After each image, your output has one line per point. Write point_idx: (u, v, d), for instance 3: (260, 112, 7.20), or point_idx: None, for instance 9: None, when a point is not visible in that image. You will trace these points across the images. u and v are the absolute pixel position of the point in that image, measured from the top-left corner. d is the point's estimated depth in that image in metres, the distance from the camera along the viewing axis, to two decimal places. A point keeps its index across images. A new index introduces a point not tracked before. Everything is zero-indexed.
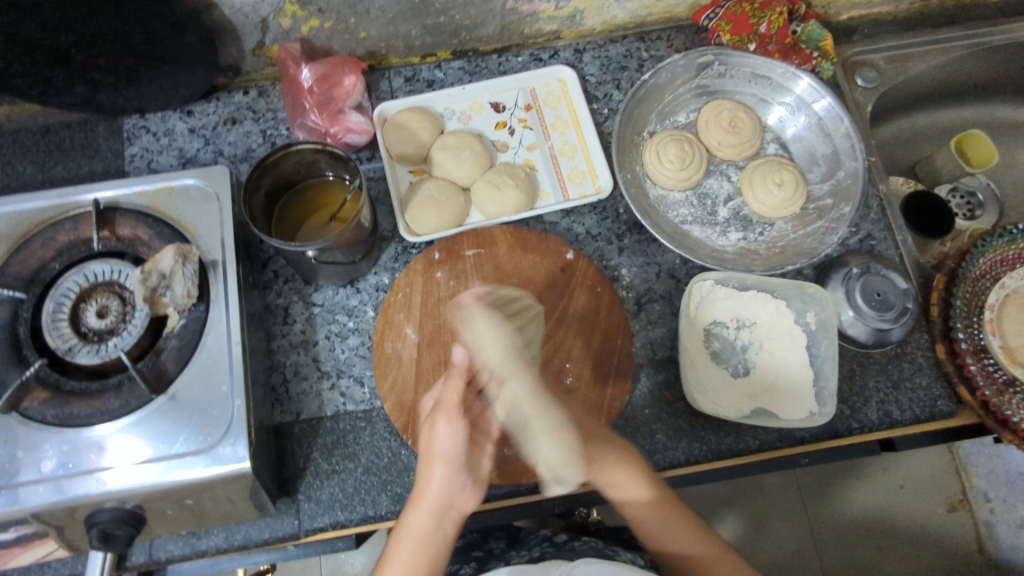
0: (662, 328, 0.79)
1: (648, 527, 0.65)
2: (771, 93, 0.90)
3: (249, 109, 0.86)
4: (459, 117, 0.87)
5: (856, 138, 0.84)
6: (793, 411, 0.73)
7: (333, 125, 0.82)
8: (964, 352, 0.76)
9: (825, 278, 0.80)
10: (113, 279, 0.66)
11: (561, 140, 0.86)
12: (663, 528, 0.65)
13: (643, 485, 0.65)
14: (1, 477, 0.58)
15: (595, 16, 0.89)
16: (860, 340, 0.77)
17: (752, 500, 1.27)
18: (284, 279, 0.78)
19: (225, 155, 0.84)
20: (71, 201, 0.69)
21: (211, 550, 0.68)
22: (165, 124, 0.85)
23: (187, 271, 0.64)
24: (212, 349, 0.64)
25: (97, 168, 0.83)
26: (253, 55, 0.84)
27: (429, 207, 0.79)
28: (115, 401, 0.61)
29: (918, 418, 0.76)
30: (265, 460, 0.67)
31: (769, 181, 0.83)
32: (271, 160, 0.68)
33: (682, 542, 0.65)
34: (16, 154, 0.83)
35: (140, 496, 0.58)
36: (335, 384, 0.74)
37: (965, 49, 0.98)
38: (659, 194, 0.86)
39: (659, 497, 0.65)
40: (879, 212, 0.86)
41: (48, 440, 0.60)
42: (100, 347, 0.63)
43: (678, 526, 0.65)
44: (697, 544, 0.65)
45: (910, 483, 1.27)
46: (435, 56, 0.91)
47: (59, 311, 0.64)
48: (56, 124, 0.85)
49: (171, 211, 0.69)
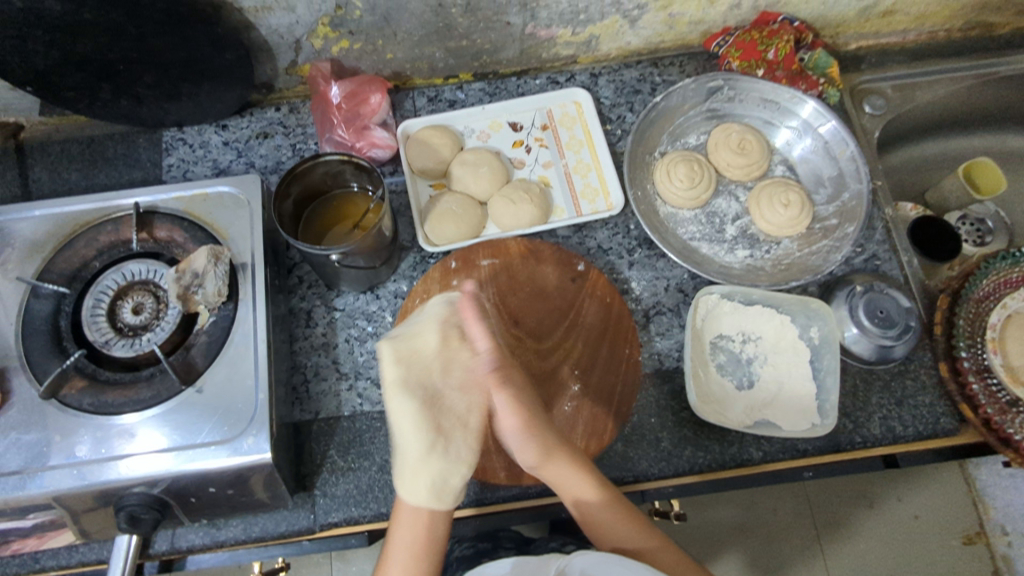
0: (671, 340, 0.81)
1: (597, 527, 0.66)
2: (779, 117, 0.93)
3: (280, 124, 0.91)
4: (478, 135, 0.91)
5: (861, 161, 0.87)
6: (797, 423, 0.75)
7: (359, 140, 0.86)
8: (967, 371, 0.79)
9: (830, 295, 0.82)
10: (149, 278, 0.70)
11: (575, 159, 0.90)
12: (613, 526, 0.66)
13: (588, 485, 0.66)
14: (37, 459, 0.62)
15: (610, 42, 0.93)
16: (863, 356, 0.79)
17: (764, 526, 1.26)
18: (308, 284, 0.82)
19: (256, 166, 0.88)
20: (114, 204, 0.74)
21: (229, 541, 0.71)
22: (200, 136, 0.90)
23: (220, 271, 0.68)
24: (239, 345, 0.67)
25: (136, 176, 0.88)
26: (286, 73, 0.89)
27: (446, 219, 0.83)
28: (147, 391, 0.65)
29: (921, 434, 0.77)
30: (284, 453, 0.70)
31: (776, 202, 0.86)
32: (300, 169, 0.72)
33: (625, 538, 0.66)
34: (63, 162, 0.88)
35: (164, 482, 0.61)
36: (353, 385, 0.78)
37: (972, 79, 1.01)
38: (669, 212, 0.89)
39: (606, 494, 0.67)
40: (884, 234, 0.88)
41: (83, 427, 0.63)
42: (135, 341, 0.67)
43: (618, 521, 0.66)
44: (635, 541, 0.66)
45: (924, 513, 1.25)
46: (457, 77, 0.96)
47: (98, 306, 0.69)
48: (100, 136, 0.90)
49: (205, 216, 0.73)
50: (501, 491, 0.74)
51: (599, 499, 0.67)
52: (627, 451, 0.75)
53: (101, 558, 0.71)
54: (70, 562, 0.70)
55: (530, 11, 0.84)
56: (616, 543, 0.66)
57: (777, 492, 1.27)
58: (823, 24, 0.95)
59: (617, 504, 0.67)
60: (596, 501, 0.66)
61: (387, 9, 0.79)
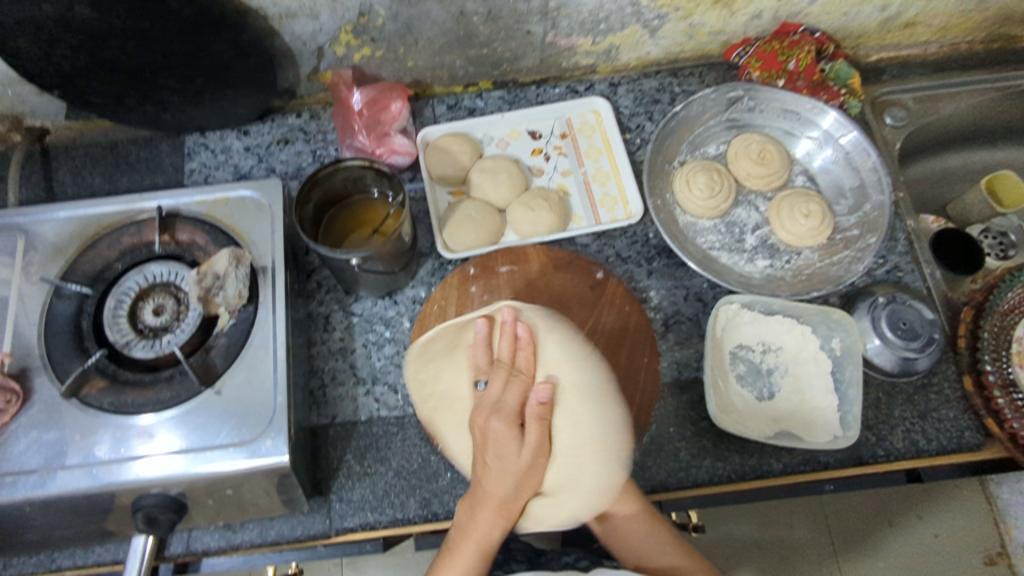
0: (689, 349, 0.80)
1: (631, 545, 0.68)
2: (799, 127, 0.93)
3: (301, 131, 0.92)
4: (498, 143, 0.91)
5: (883, 171, 0.86)
6: (818, 435, 0.74)
7: (379, 146, 0.87)
8: (993, 386, 0.77)
9: (852, 306, 0.81)
10: (171, 280, 0.71)
11: (594, 167, 0.90)
12: (644, 546, 0.67)
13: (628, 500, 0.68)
14: (56, 459, 0.62)
15: (630, 52, 0.94)
16: (886, 369, 0.77)
17: (780, 542, 1.23)
18: (327, 289, 0.82)
19: (277, 172, 0.89)
20: (138, 207, 0.74)
21: (245, 544, 0.71)
22: (222, 142, 0.91)
23: (240, 274, 0.68)
24: (258, 347, 0.67)
25: (158, 180, 0.89)
26: (308, 80, 0.90)
27: (465, 226, 0.83)
28: (166, 392, 0.65)
29: (945, 448, 0.76)
30: (301, 456, 0.69)
31: (796, 212, 0.85)
32: (321, 174, 0.72)
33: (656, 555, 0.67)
34: (87, 166, 0.90)
35: (181, 483, 0.61)
36: (370, 391, 0.77)
37: (994, 92, 1.00)
38: (688, 221, 0.88)
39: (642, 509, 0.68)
40: (906, 245, 0.87)
41: (102, 426, 0.64)
42: (156, 342, 0.68)
43: (654, 539, 0.68)
44: (667, 556, 0.67)
45: (944, 532, 1.22)
46: (476, 86, 0.96)
47: (119, 307, 0.69)
48: (124, 140, 0.91)
49: (227, 219, 0.74)
50: None
51: (635, 514, 0.68)
52: (645, 460, 0.74)
53: (117, 559, 0.71)
54: (87, 562, 0.71)
55: (551, 20, 0.84)
56: (644, 557, 0.67)
57: (793, 507, 1.25)
58: (843, 36, 0.95)
59: (652, 523, 0.68)
60: (633, 516, 0.68)
61: (409, 17, 0.80)
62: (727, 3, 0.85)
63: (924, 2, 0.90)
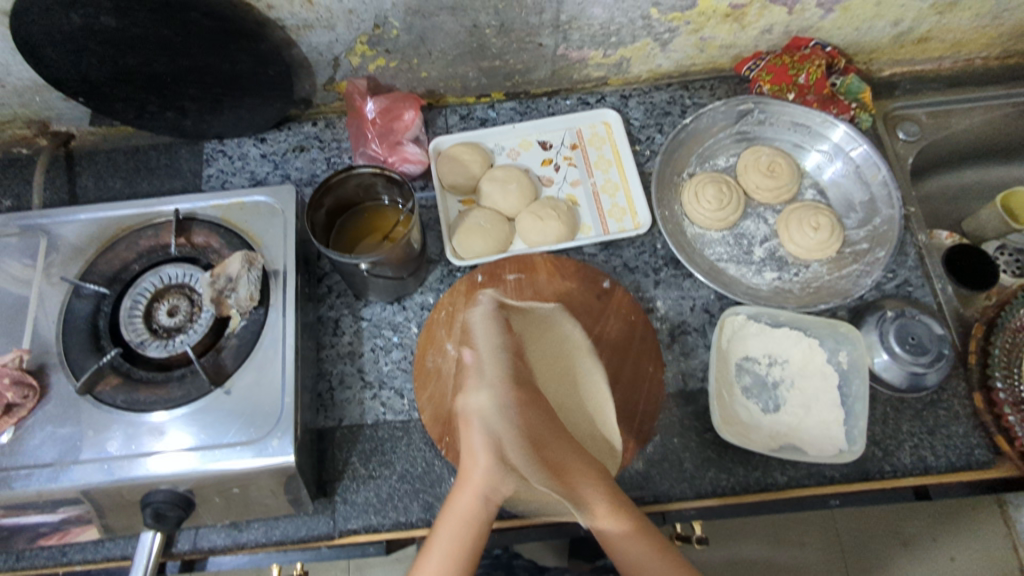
0: (694, 360, 0.80)
1: (630, 563, 0.61)
2: (810, 140, 0.93)
3: (316, 139, 0.94)
4: (509, 153, 0.93)
5: (893, 186, 0.86)
6: (824, 447, 0.74)
7: (391, 155, 0.89)
8: (1003, 403, 0.76)
9: (860, 319, 0.81)
10: (185, 282, 0.73)
11: (603, 178, 0.91)
12: (645, 561, 0.61)
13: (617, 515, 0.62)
14: (70, 453, 0.64)
15: (641, 65, 0.94)
16: (894, 385, 0.77)
17: (790, 561, 1.20)
18: (337, 293, 0.84)
19: (292, 178, 0.91)
20: (155, 210, 0.76)
21: (250, 543, 0.72)
22: (239, 149, 0.93)
23: (252, 276, 0.70)
24: (267, 349, 0.69)
25: (177, 185, 0.91)
26: (324, 90, 0.92)
27: (474, 233, 0.84)
28: (178, 391, 0.67)
29: (953, 465, 0.75)
30: (307, 457, 0.71)
31: (805, 225, 0.85)
32: (334, 180, 0.74)
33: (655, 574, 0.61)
34: (109, 171, 0.92)
35: (189, 479, 0.63)
36: (377, 394, 0.78)
37: (1008, 108, 0.99)
38: (697, 233, 0.89)
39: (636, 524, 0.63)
40: (916, 260, 0.87)
41: (116, 423, 0.65)
42: (169, 342, 0.70)
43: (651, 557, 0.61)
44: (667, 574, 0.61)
45: (962, 555, 1.18)
46: (489, 96, 0.97)
47: (135, 308, 0.71)
48: (145, 146, 0.94)
49: (241, 223, 0.75)
50: (520, 506, 0.73)
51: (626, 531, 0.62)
52: (648, 470, 0.74)
53: (126, 555, 0.72)
54: (97, 557, 0.72)
55: (563, 33, 0.85)
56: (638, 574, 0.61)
57: (805, 526, 1.22)
58: (856, 50, 0.95)
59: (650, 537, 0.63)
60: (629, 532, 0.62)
61: (423, 29, 0.82)
62: (737, 17, 0.86)
63: (938, 18, 0.90)
